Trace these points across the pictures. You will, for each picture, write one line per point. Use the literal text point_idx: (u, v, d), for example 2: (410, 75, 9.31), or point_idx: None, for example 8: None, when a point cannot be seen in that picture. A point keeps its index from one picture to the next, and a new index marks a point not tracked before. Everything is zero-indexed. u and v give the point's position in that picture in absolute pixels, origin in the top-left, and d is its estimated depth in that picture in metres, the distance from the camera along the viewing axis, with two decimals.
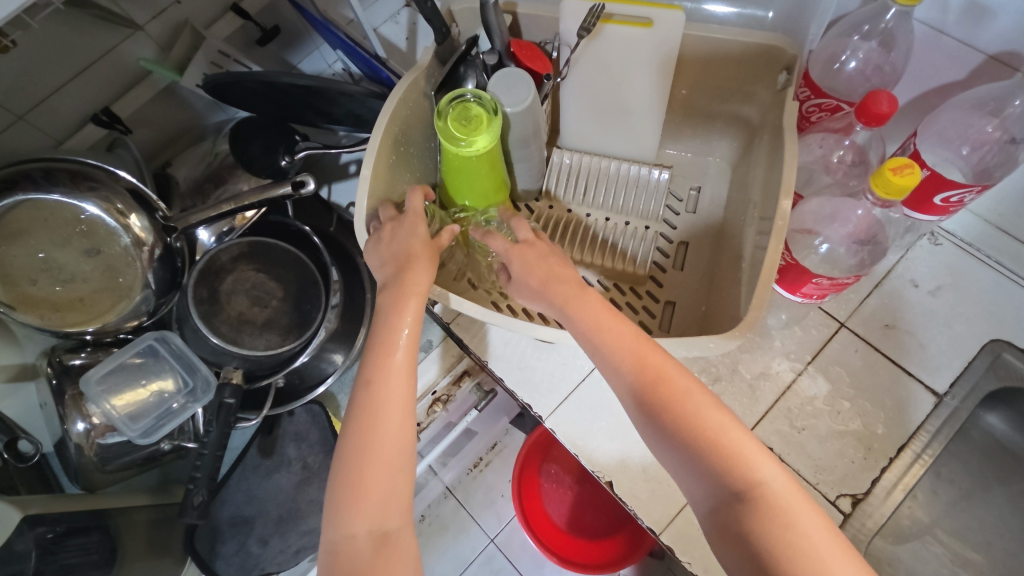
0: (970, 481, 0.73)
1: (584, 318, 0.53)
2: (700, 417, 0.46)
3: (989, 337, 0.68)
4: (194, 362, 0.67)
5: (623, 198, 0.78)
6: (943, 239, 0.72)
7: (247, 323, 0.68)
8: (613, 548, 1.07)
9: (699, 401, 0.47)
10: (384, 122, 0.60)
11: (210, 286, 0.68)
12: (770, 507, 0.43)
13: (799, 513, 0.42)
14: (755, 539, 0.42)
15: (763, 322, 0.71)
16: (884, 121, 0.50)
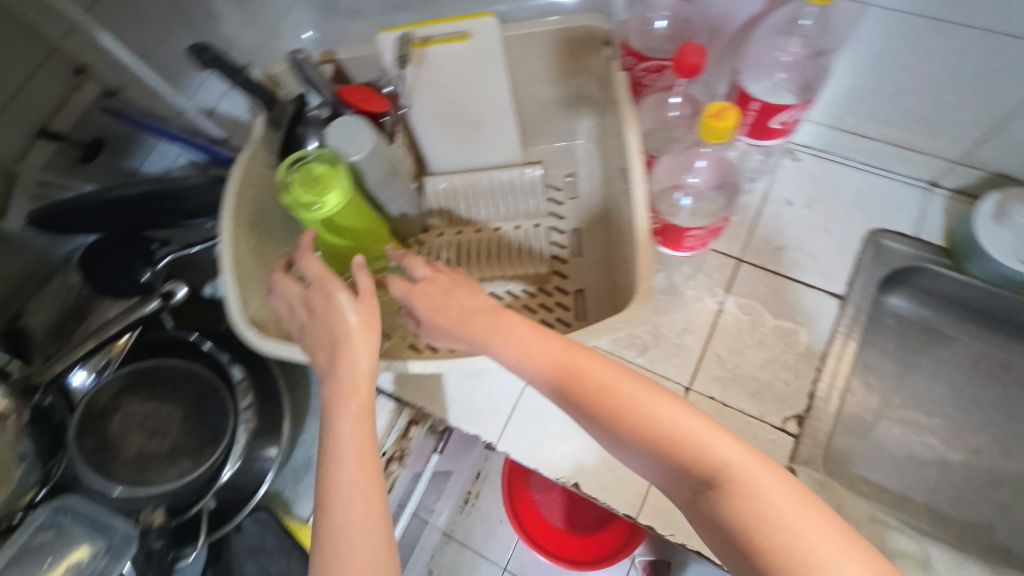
0: (900, 362, 0.76)
1: (507, 343, 0.50)
2: (651, 415, 0.42)
3: (866, 229, 0.73)
4: (107, 519, 0.59)
5: (505, 205, 0.79)
6: (801, 154, 0.77)
7: (152, 457, 0.63)
8: (611, 542, 1.06)
9: (631, 388, 0.44)
10: (231, 207, 0.57)
11: (96, 434, 0.63)
12: (733, 484, 0.38)
13: (765, 483, 0.38)
14: (728, 524, 0.38)
15: (668, 282, 0.73)
16: (698, 72, 0.52)
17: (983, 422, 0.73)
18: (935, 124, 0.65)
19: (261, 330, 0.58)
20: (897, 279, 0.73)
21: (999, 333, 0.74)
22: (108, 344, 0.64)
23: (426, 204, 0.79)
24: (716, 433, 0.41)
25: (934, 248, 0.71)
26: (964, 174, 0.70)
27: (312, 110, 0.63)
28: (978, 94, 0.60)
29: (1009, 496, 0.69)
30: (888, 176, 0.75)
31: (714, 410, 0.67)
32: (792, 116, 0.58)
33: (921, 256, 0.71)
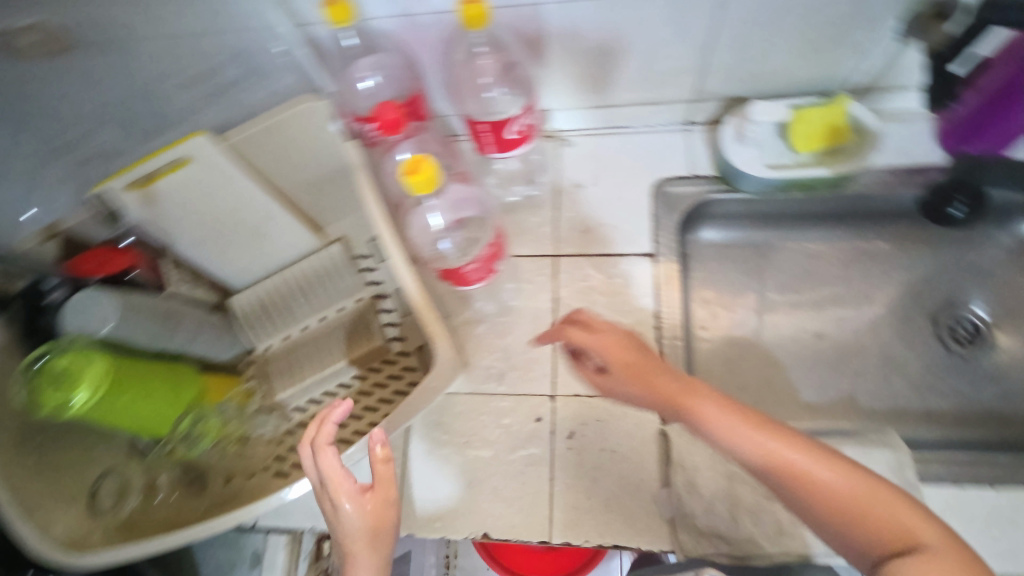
0: (734, 284, 0.81)
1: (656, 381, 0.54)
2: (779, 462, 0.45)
3: (650, 184, 0.77)
4: None
5: (320, 294, 0.75)
6: (572, 138, 0.80)
7: None
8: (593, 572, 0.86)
9: (741, 426, 0.47)
10: None
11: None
12: (843, 509, 0.43)
13: (881, 511, 0.42)
14: (849, 537, 0.43)
15: (498, 305, 0.74)
16: (397, 125, 0.55)
17: (815, 309, 0.79)
18: (657, 75, 0.70)
19: (80, 550, 0.52)
20: (695, 216, 0.78)
21: (798, 227, 0.81)
22: None
23: (239, 332, 0.73)
24: (825, 473, 0.44)
25: (710, 178, 0.76)
26: (705, 107, 0.75)
27: (48, 297, 0.57)
28: (672, 42, 0.64)
29: (856, 363, 0.75)
30: (650, 130, 0.79)
31: (583, 405, 0.68)
32: (522, 123, 0.60)
33: (702, 190, 0.76)
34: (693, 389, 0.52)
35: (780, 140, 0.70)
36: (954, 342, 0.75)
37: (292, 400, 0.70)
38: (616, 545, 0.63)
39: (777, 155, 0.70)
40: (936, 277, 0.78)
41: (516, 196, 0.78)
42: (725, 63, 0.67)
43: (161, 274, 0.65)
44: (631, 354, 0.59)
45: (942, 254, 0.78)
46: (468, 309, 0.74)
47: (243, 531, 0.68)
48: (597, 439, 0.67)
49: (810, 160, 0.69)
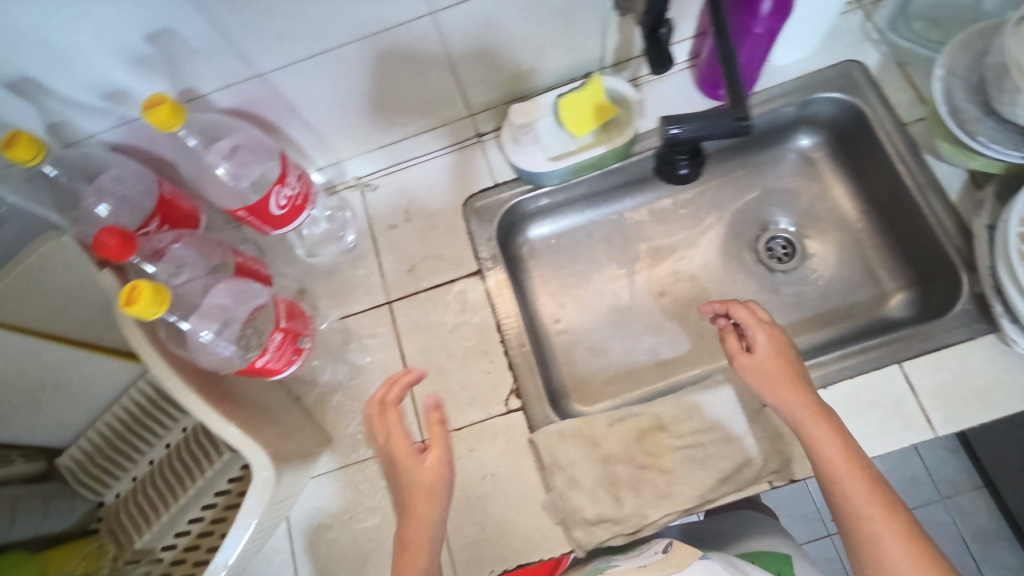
0: (575, 269, 0.82)
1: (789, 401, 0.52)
2: (806, 434, 0.51)
3: (459, 204, 0.77)
4: None
5: (157, 422, 0.69)
6: (375, 181, 0.79)
7: None
8: None
9: (831, 452, 0.49)
10: None
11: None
12: (870, 551, 0.46)
13: (881, 527, 0.46)
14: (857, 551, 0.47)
15: (346, 370, 0.72)
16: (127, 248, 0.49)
17: (651, 269, 0.82)
18: (422, 105, 0.70)
19: None
20: (514, 221, 0.79)
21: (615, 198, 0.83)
22: None
23: (77, 492, 0.68)
24: (851, 483, 0.48)
25: (512, 182, 0.77)
26: (486, 116, 0.76)
27: None
28: (416, 74, 0.65)
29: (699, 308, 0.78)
30: (446, 152, 0.79)
31: (453, 441, 0.68)
32: (283, 196, 0.59)
33: (509, 195, 0.77)
34: (794, 383, 0.53)
35: (559, 130, 0.72)
36: (777, 261, 0.80)
37: (155, 542, 0.64)
38: (520, 565, 0.63)
39: (559, 144, 0.72)
40: (746, 206, 0.83)
41: (334, 254, 0.76)
42: (477, 76, 0.68)
43: None
44: (778, 363, 0.54)
45: (744, 183, 0.83)
46: (316, 383, 0.72)
47: None
48: (476, 468, 0.67)
49: (590, 142, 0.72)
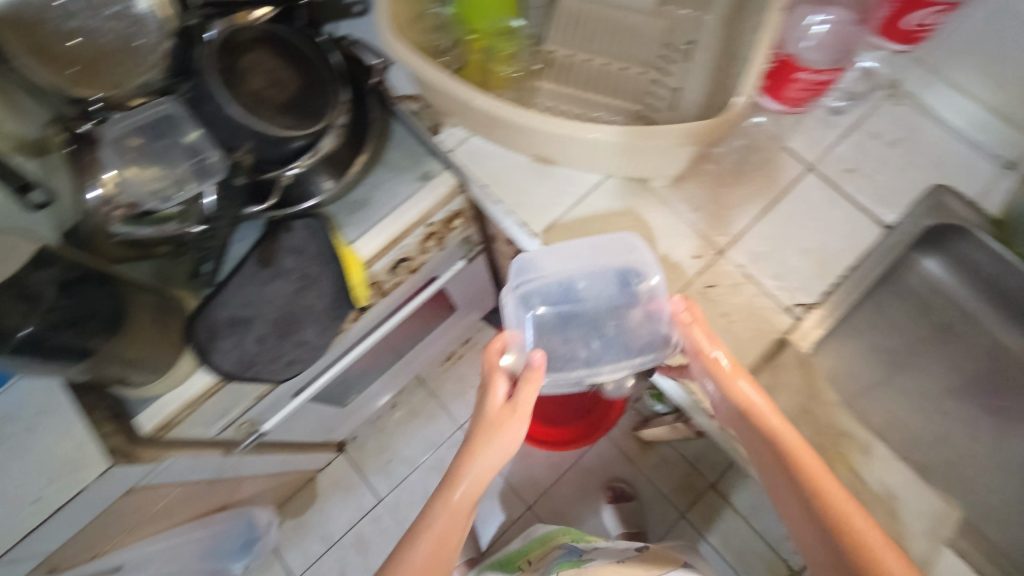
0: (918, 333, 0.81)
1: (776, 445, 0.59)
2: (776, 442, 0.58)
3: (935, 182, 0.76)
4: (206, 144, 0.65)
5: (620, 48, 0.81)
6: (904, 101, 0.79)
7: (264, 102, 0.64)
8: (565, 434, 1.41)
9: (804, 452, 0.58)
10: None
11: (228, 60, 0.63)
12: (801, 475, 0.57)
13: (827, 485, 0.56)
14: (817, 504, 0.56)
15: (733, 161, 0.78)
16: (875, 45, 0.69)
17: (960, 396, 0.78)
18: None
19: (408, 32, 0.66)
20: (942, 237, 0.78)
21: (999, 310, 0.78)
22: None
23: (548, 32, 0.82)
24: (789, 437, 0.58)
25: (987, 216, 0.74)
26: None
27: None
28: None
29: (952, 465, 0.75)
30: (973, 147, 0.77)
31: (737, 276, 0.73)
32: (931, 19, 0.70)
33: (971, 221, 0.75)
34: (827, 476, 0.57)
35: None
36: None
37: (545, 100, 0.80)
38: (681, 372, 0.69)
39: None
40: None
41: (824, 103, 0.79)
42: None
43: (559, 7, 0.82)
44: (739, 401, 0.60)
45: None
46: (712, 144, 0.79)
47: (430, 154, 0.85)
48: (726, 305, 0.72)
49: None
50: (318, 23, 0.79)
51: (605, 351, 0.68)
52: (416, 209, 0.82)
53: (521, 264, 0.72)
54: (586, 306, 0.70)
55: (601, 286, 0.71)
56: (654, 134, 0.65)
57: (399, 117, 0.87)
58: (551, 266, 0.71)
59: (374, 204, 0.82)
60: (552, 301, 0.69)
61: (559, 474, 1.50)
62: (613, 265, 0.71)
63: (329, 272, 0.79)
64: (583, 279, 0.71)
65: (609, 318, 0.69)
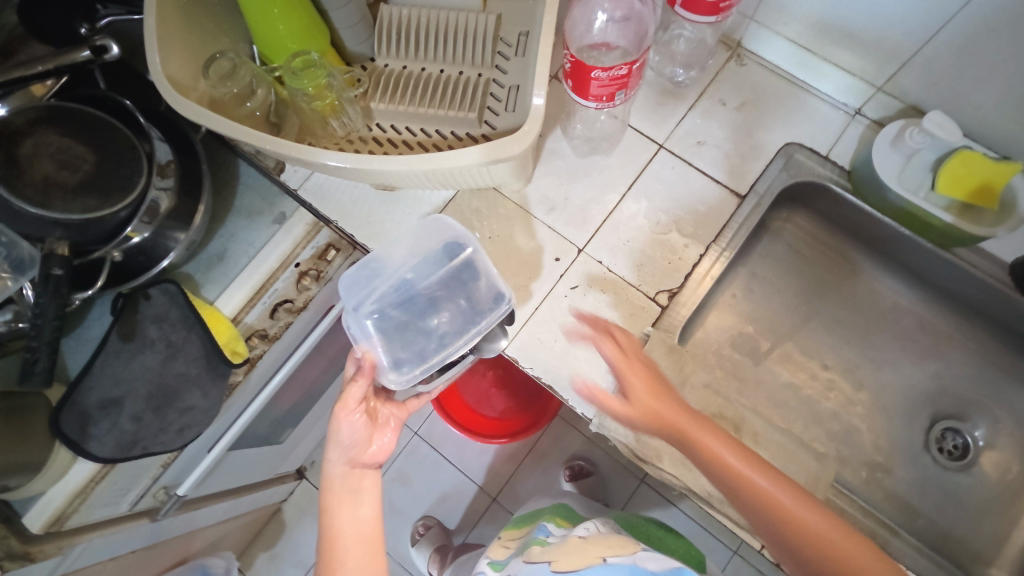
0: (798, 290, 0.80)
1: (672, 423, 0.61)
2: (673, 418, 0.61)
3: (784, 141, 0.75)
4: (13, 238, 0.63)
5: (453, 50, 0.79)
6: (747, 59, 0.77)
7: (56, 186, 0.63)
8: (515, 425, 1.40)
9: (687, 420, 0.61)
10: None
11: (7, 150, 0.62)
12: (699, 445, 0.60)
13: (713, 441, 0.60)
14: (711, 467, 0.59)
15: (580, 152, 0.77)
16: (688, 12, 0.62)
17: (843, 348, 0.79)
18: (870, 40, 0.67)
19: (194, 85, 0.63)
20: (803, 195, 0.77)
21: (867, 254, 0.79)
22: (54, 68, 0.65)
23: (376, 46, 0.79)
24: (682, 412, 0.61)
25: (837, 167, 0.74)
26: (885, 103, 0.72)
27: None
28: (919, 14, 0.60)
29: (839, 416, 0.77)
30: (820, 97, 0.75)
31: (598, 272, 0.73)
32: None
33: (823, 174, 0.74)
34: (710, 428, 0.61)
35: (929, 172, 0.67)
36: (935, 446, 0.75)
37: (383, 121, 0.77)
38: (551, 386, 0.70)
39: (916, 185, 0.67)
40: (968, 390, 0.76)
41: (664, 76, 0.78)
42: (928, 65, 0.64)
43: (380, 18, 0.78)
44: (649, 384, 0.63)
45: (984, 375, 0.76)
46: (558, 139, 0.77)
47: (283, 194, 0.82)
48: (588, 305, 0.72)
49: (942, 203, 0.66)
50: (126, 77, 0.75)
51: (454, 327, 0.64)
52: (273, 255, 0.80)
53: (354, 281, 0.64)
54: (426, 292, 0.66)
55: (427, 265, 0.66)
56: (470, 153, 0.61)
57: (243, 160, 0.83)
58: (376, 274, 0.66)
59: (231, 257, 0.80)
60: (388, 298, 0.65)
61: (518, 463, 1.50)
62: (428, 252, 0.67)
63: (194, 336, 0.77)
64: (421, 271, 0.66)
65: (452, 288, 0.65)
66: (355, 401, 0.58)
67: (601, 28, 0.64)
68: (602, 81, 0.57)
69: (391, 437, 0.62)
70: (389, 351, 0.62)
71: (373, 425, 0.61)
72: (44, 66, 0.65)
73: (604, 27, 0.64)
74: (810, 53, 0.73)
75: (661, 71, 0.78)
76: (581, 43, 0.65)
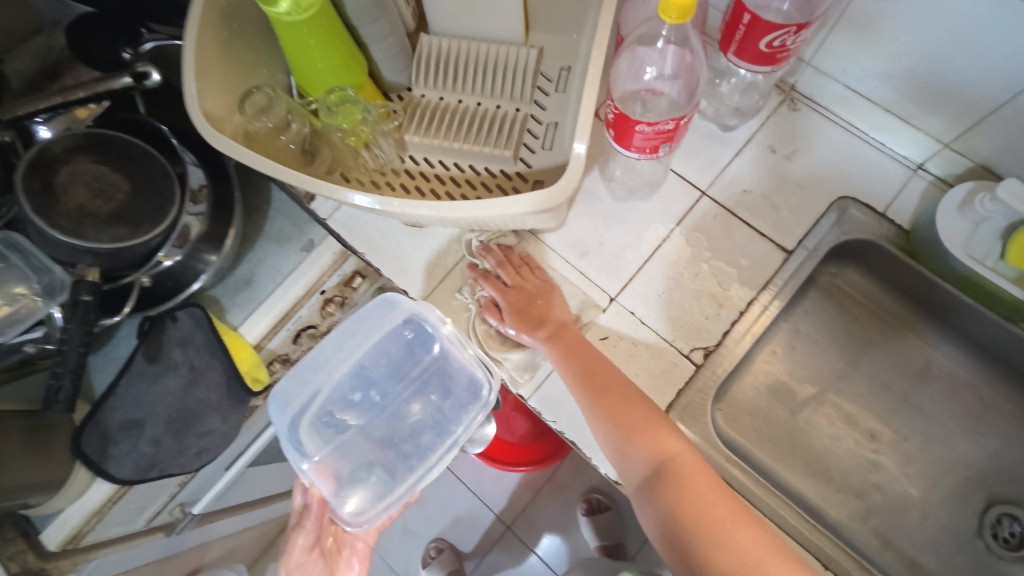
0: (844, 351, 0.75)
1: (648, 444, 0.60)
2: (660, 441, 0.60)
3: (837, 195, 0.70)
4: (47, 264, 0.64)
5: (492, 84, 0.76)
6: (800, 105, 0.73)
7: (89, 215, 0.63)
8: (537, 451, 1.36)
9: (677, 446, 0.60)
10: (199, 9, 0.57)
11: (42, 177, 0.62)
12: (677, 474, 0.58)
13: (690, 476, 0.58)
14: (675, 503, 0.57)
15: (616, 195, 0.74)
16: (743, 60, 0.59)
17: (891, 417, 0.73)
18: (938, 96, 0.62)
19: (229, 119, 0.62)
20: (853, 252, 0.73)
21: (921, 318, 0.74)
22: (94, 94, 0.65)
23: (414, 76, 0.78)
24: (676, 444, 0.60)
25: (895, 225, 0.69)
26: (952, 160, 0.66)
27: None
28: (1000, 73, 0.56)
29: (882, 491, 0.71)
30: (880, 148, 0.71)
31: (630, 323, 0.70)
32: (783, 39, 0.54)
33: (877, 233, 0.69)
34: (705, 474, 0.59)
35: (999, 240, 0.62)
36: (989, 532, 0.70)
37: (416, 154, 0.76)
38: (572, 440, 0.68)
39: (983, 253, 0.62)
40: None
41: (710, 119, 0.74)
42: (1004, 125, 0.60)
43: (419, 48, 0.77)
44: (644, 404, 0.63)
45: None
46: (595, 180, 0.75)
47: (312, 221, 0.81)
48: (619, 359, 0.69)
49: (1010, 275, 0.61)
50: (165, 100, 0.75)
51: (421, 426, 0.70)
52: (300, 283, 0.79)
53: (299, 397, 0.67)
54: (382, 396, 0.71)
55: (389, 363, 0.71)
56: (504, 205, 0.59)
57: (275, 184, 0.82)
58: (315, 386, 0.68)
59: (258, 283, 0.80)
60: (348, 404, 0.69)
61: (535, 491, 1.47)
62: (387, 351, 0.71)
63: (216, 362, 0.76)
64: (372, 375, 0.71)
65: (415, 386, 0.71)
66: (303, 550, 0.72)
67: (651, 75, 0.61)
68: (645, 133, 0.54)
69: (358, 566, 0.75)
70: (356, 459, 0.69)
71: (334, 562, 0.74)
72: (85, 92, 0.65)
73: (654, 78, 0.62)
74: (871, 103, 0.68)
75: (708, 113, 0.74)
76: (626, 90, 0.62)
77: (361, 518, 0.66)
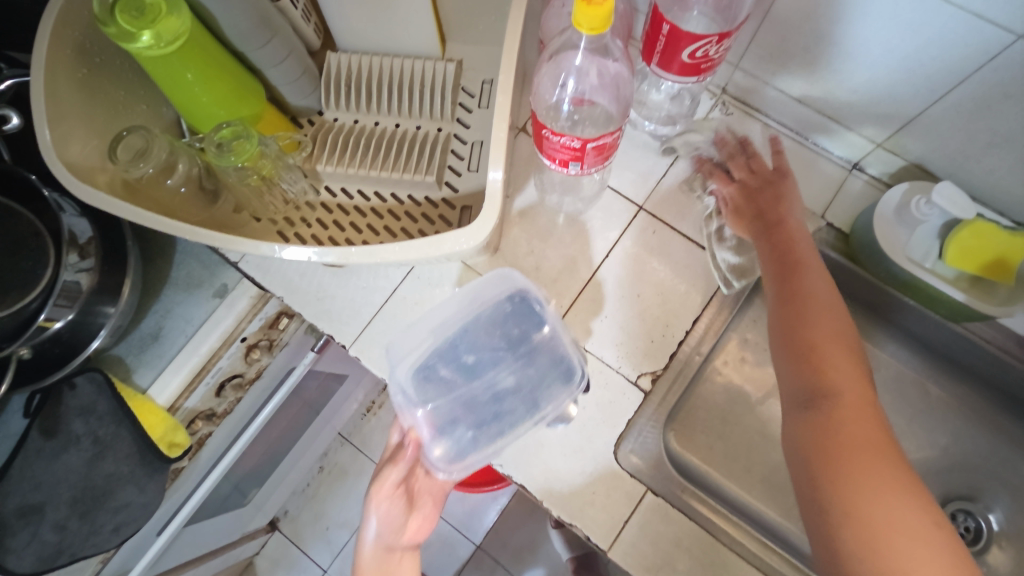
0: None
1: (780, 250, 0.58)
2: (785, 238, 0.59)
3: None
4: None
5: (409, 103, 0.70)
6: (732, 107, 0.70)
7: None
8: None
9: (801, 247, 0.58)
10: (46, 46, 0.49)
11: None
12: (792, 265, 0.56)
13: (809, 272, 0.55)
14: (793, 285, 0.55)
15: (550, 214, 0.70)
16: (667, 68, 0.55)
17: None
18: (868, 96, 0.60)
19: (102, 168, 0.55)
20: None
21: (867, 319, 0.72)
22: None
23: (324, 98, 0.71)
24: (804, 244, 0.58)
25: (832, 229, 0.67)
26: (885, 159, 0.65)
27: None
28: (930, 73, 0.53)
29: None
30: (816, 149, 0.69)
31: None
32: (706, 50, 0.50)
33: (817, 236, 0.67)
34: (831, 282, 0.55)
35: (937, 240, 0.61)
36: None
37: (332, 185, 0.69)
38: (521, 484, 0.63)
39: (922, 254, 0.61)
40: (979, 467, 0.70)
41: (643, 128, 0.71)
42: (934, 126, 0.58)
43: (325, 68, 0.70)
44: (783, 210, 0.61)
45: (996, 451, 0.70)
46: (527, 200, 0.70)
47: (224, 263, 0.75)
48: None
49: (950, 275, 0.60)
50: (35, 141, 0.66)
51: (513, 395, 0.62)
52: (214, 333, 0.71)
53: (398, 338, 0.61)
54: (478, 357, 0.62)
55: (485, 322, 0.62)
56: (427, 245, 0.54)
57: None
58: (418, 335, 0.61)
59: (167, 337, 0.72)
60: (442, 358, 0.61)
61: (501, 508, 1.42)
62: (489, 311, 0.62)
63: (124, 431, 0.68)
64: (472, 334, 0.62)
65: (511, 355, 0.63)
66: (391, 486, 0.57)
67: (578, 86, 0.54)
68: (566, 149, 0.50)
69: (430, 510, 0.62)
70: (449, 414, 0.61)
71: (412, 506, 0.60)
72: None
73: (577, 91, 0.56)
74: (802, 104, 0.66)
75: (640, 121, 0.71)
76: (547, 104, 0.56)
77: (450, 467, 0.59)
